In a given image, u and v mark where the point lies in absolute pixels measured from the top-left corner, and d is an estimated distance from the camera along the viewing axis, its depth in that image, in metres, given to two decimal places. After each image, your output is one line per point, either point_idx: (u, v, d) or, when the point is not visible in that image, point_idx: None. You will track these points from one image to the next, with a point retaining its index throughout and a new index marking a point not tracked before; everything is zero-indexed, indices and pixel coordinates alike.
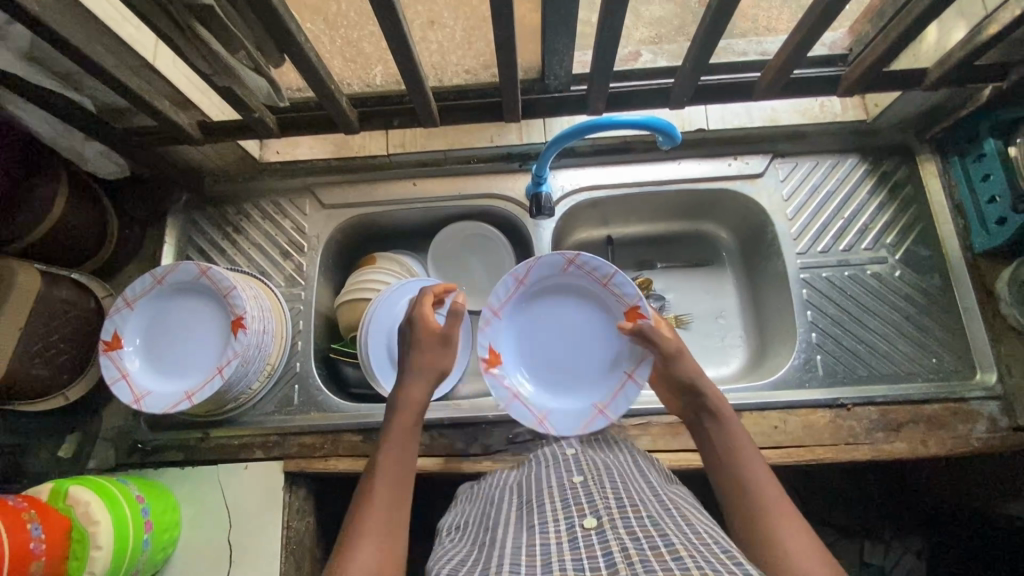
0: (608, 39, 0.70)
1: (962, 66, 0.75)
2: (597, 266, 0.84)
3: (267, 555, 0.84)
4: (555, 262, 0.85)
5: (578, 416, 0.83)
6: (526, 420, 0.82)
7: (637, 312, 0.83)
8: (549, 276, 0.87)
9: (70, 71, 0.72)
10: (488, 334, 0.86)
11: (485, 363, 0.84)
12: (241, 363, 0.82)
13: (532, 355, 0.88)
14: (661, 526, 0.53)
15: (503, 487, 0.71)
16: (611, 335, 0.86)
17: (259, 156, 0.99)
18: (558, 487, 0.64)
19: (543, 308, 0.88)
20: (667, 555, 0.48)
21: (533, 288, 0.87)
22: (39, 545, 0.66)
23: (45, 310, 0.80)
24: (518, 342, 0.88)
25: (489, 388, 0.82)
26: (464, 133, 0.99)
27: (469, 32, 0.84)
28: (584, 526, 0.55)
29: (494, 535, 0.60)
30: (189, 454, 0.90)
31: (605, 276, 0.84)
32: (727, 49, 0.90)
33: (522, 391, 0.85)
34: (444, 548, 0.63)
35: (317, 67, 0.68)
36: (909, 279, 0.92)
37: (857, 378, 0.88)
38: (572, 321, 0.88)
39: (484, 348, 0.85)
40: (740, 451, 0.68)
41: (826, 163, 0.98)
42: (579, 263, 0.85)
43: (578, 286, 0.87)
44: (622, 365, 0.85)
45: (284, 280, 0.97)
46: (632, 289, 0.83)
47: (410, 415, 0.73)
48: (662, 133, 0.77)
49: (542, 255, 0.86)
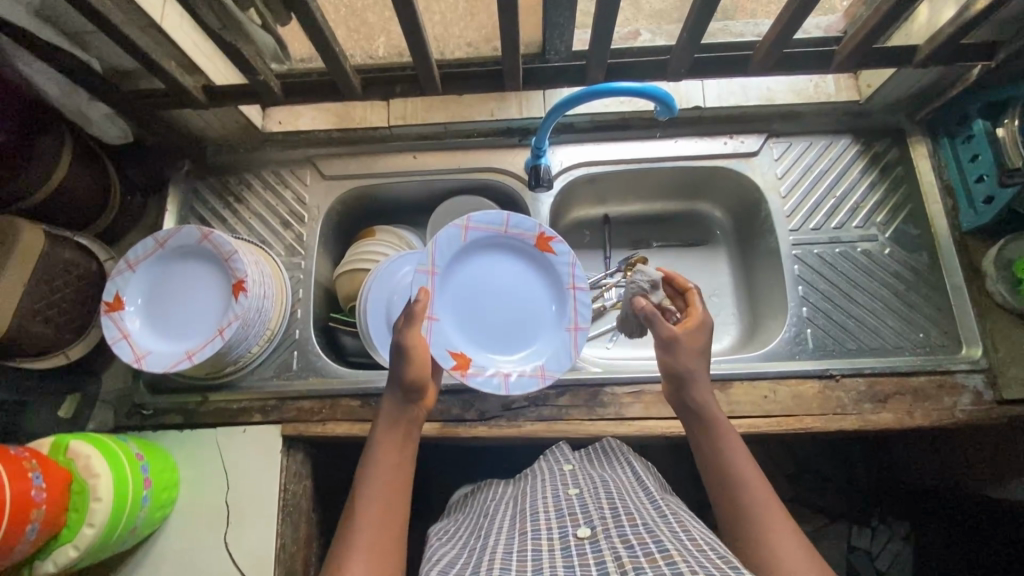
0: (609, 8, 0.71)
1: (950, 43, 0.78)
2: (489, 219, 0.87)
3: (265, 516, 0.86)
4: (449, 235, 0.86)
5: (564, 345, 0.87)
6: (533, 386, 0.84)
7: (546, 237, 0.88)
8: (450, 252, 0.87)
9: (79, 32, 0.73)
10: (439, 339, 0.84)
11: (460, 370, 0.83)
12: (242, 326, 0.83)
13: (484, 329, 0.88)
14: (656, 533, 0.54)
15: (498, 501, 0.73)
16: (535, 268, 0.90)
17: (261, 126, 0.98)
18: (554, 498, 0.67)
19: (464, 282, 0.88)
20: (660, 561, 0.49)
21: (445, 271, 0.87)
22: (40, 493, 0.67)
23: (47, 270, 0.81)
24: (464, 327, 0.87)
25: (479, 387, 0.83)
26: (466, 106, 0.99)
27: (472, 5, 0.91)
28: (578, 536, 0.57)
29: (490, 537, 0.62)
30: (188, 417, 0.91)
31: (501, 224, 0.87)
32: (725, 29, 0.96)
33: (505, 366, 0.86)
34: (440, 548, 0.65)
35: (322, 28, 0.69)
36: (899, 256, 0.94)
37: (846, 351, 0.90)
38: (493, 277, 0.89)
39: (448, 356, 0.84)
40: (722, 444, 0.68)
41: (820, 143, 1.00)
42: (472, 223, 0.87)
43: (477, 247, 0.89)
44: (558, 288, 0.89)
45: (284, 250, 0.98)
46: (529, 220, 0.88)
47: (388, 427, 0.70)
48: (658, 102, 0.80)
49: (435, 239, 0.86)
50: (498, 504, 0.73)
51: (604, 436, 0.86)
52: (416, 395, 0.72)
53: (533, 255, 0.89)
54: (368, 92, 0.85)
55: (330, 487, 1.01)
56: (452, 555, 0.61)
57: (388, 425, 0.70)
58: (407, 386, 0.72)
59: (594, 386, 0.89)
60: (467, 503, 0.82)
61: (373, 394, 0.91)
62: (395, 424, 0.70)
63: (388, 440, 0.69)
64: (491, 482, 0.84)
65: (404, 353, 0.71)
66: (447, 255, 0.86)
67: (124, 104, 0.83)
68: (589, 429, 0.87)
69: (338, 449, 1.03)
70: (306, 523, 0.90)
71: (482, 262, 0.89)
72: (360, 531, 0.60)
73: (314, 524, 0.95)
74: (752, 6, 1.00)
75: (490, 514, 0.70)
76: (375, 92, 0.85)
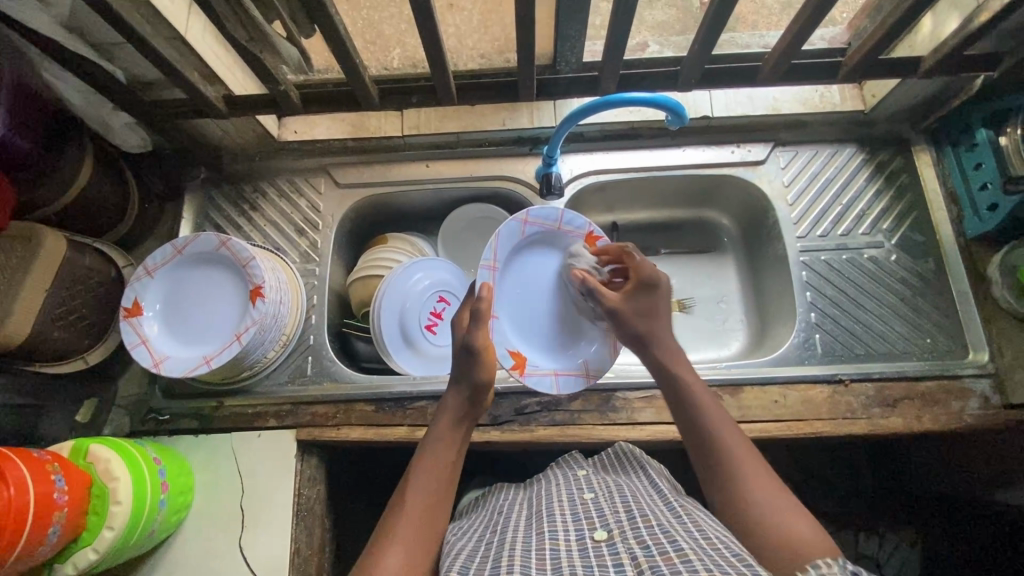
0: (622, 18, 0.73)
1: (954, 54, 0.80)
2: (545, 214, 0.91)
3: (280, 519, 0.86)
4: (510, 229, 0.90)
5: (604, 345, 0.92)
6: (580, 386, 0.89)
7: (593, 236, 0.93)
8: (510, 248, 0.91)
9: (106, 43, 0.75)
10: (500, 338, 0.89)
11: (519, 370, 0.88)
12: (259, 331, 0.84)
13: (534, 326, 0.93)
14: (671, 533, 0.55)
15: (513, 504, 0.74)
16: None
17: (277, 135, 1.00)
18: (569, 502, 0.68)
19: (519, 277, 0.93)
20: (676, 558, 0.50)
21: (503, 266, 0.91)
22: (62, 496, 0.67)
23: (69, 276, 0.83)
24: (518, 326, 0.92)
25: (534, 387, 0.88)
26: (478, 116, 1.01)
27: (485, 18, 0.96)
28: (594, 538, 0.58)
29: (507, 534, 0.63)
30: (203, 423, 0.91)
31: (556, 220, 0.92)
32: (731, 42, 0.98)
33: (554, 365, 0.91)
34: (457, 543, 0.66)
35: (345, 39, 0.71)
36: (904, 262, 0.96)
37: (855, 356, 0.92)
38: (544, 275, 0.94)
39: (507, 356, 0.88)
40: (700, 411, 0.69)
41: (825, 151, 1.02)
42: (531, 219, 0.91)
43: (532, 244, 0.93)
44: None
45: (299, 256, 1.00)
46: (581, 219, 0.92)
47: (452, 424, 0.72)
48: (670, 112, 0.81)
49: (497, 232, 0.89)
50: (512, 505, 0.74)
51: (616, 440, 0.87)
52: (483, 397, 0.75)
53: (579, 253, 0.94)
54: (386, 102, 0.87)
55: (341, 494, 1.02)
56: (470, 549, 0.62)
57: (451, 422, 0.72)
58: (480, 387, 0.74)
59: (606, 391, 0.90)
60: (479, 506, 0.82)
61: (388, 399, 0.92)
62: (458, 422, 0.73)
63: (449, 437, 0.71)
64: (501, 485, 0.86)
65: (474, 352, 0.74)
66: (505, 249, 0.90)
67: (147, 113, 0.85)
68: (601, 435, 0.88)
69: (349, 454, 1.04)
70: (321, 528, 0.90)
71: (534, 260, 0.94)
72: (404, 521, 0.62)
73: (329, 530, 0.95)
74: (755, 17, 1.05)
75: (504, 514, 0.72)
76: (391, 102, 0.87)
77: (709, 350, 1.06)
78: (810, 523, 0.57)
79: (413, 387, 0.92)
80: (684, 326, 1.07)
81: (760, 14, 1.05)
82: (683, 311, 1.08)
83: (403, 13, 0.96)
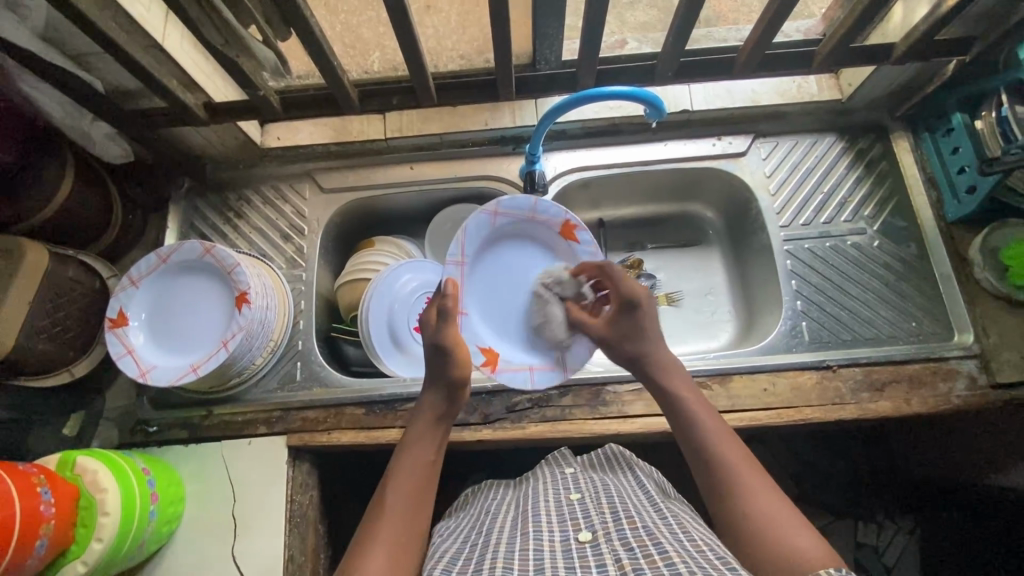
0: (596, 13, 0.73)
1: (924, 39, 0.81)
2: (517, 204, 0.89)
3: (272, 527, 0.86)
4: (478, 222, 0.88)
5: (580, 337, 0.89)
6: (554, 379, 0.88)
7: (570, 224, 0.91)
8: (481, 238, 0.90)
9: (85, 54, 0.76)
10: (470, 336, 0.88)
11: (490, 367, 0.86)
12: (246, 337, 0.84)
13: (506, 321, 0.90)
14: (655, 535, 0.56)
15: (500, 505, 0.74)
16: (558, 256, 0.92)
17: (260, 141, 1.00)
18: (555, 502, 0.68)
19: (492, 268, 0.91)
20: (660, 562, 0.51)
21: (473, 259, 0.90)
22: (49, 508, 0.67)
23: (52, 287, 0.82)
24: (491, 322, 0.90)
25: (507, 383, 0.86)
26: (459, 116, 1.02)
27: (463, 18, 0.97)
28: (578, 540, 0.58)
29: (492, 535, 0.63)
30: (193, 432, 0.91)
31: (529, 209, 0.90)
32: (708, 36, 0.99)
33: (528, 360, 0.89)
34: (443, 544, 0.66)
35: (321, 42, 0.72)
36: (888, 248, 0.97)
37: (842, 342, 0.92)
38: (518, 265, 0.92)
39: (478, 353, 0.87)
40: (696, 425, 0.69)
41: (805, 141, 1.03)
42: (502, 209, 0.89)
43: (507, 233, 0.91)
44: None
45: (285, 262, 1.00)
46: (556, 207, 0.90)
47: (430, 424, 0.72)
48: (649, 105, 0.81)
49: (466, 224, 0.88)
50: (500, 504, 0.74)
51: (609, 434, 0.87)
52: (458, 396, 0.75)
53: (558, 242, 0.92)
54: (366, 104, 0.87)
55: (333, 501, 1.01)
56: (454, 551, 0.62)
57: (430, 422, 0.73)
58: (454, 386, 0.75)
59: (596, 386, 0.90)
60: (469, 504, 0.83)
61: (377, 402, 0.91)
62: (437, 422, 0.73)
63: (428, 438, 0.71)
64: (493, 484, 0.86)
65: (446, 351, 0.74)
66: (475, 243, 0.89)
67: (128, 123, 0.85)
68: (592, 429, 0.88)
69: (341, 459, 1.03)
70: (314, 535, 0.89)
71: (508, 250, 0.92)
72: (385, 522, 0.61)
73: (322, 536, 0.94)
74: (733, 16, 1.07)
75: (491, 513, 0.71)
76: (371, 104, 0.88)
77: (698, 342, 1.06)
78: (806, 530, 0.57)
79: (403, 389, 0.91)
80: (673, 319, 1.08)
81: (739, 12, 1.07)
82: (671, 304, 1.09)
83: (381, 17, 0.97)
